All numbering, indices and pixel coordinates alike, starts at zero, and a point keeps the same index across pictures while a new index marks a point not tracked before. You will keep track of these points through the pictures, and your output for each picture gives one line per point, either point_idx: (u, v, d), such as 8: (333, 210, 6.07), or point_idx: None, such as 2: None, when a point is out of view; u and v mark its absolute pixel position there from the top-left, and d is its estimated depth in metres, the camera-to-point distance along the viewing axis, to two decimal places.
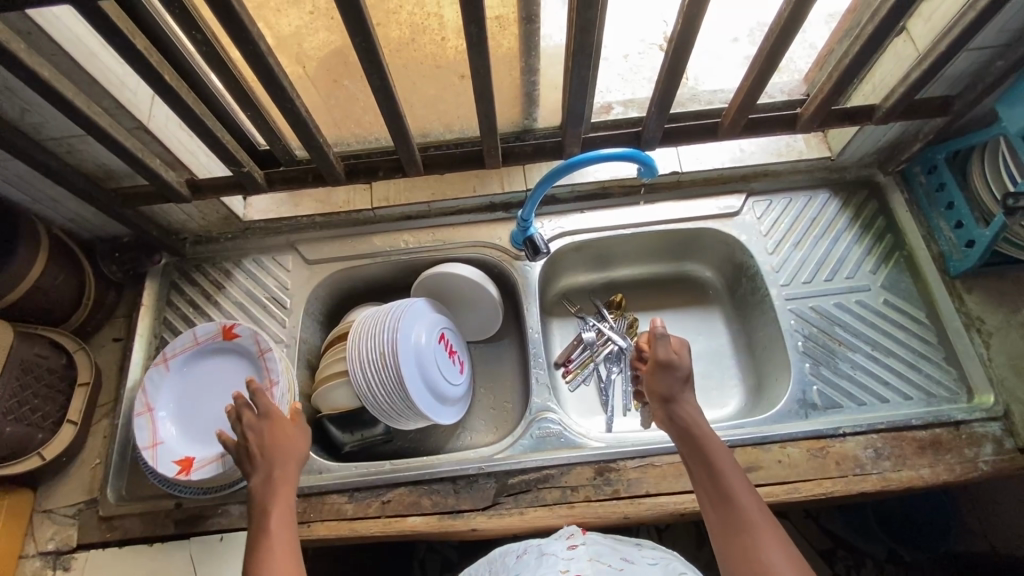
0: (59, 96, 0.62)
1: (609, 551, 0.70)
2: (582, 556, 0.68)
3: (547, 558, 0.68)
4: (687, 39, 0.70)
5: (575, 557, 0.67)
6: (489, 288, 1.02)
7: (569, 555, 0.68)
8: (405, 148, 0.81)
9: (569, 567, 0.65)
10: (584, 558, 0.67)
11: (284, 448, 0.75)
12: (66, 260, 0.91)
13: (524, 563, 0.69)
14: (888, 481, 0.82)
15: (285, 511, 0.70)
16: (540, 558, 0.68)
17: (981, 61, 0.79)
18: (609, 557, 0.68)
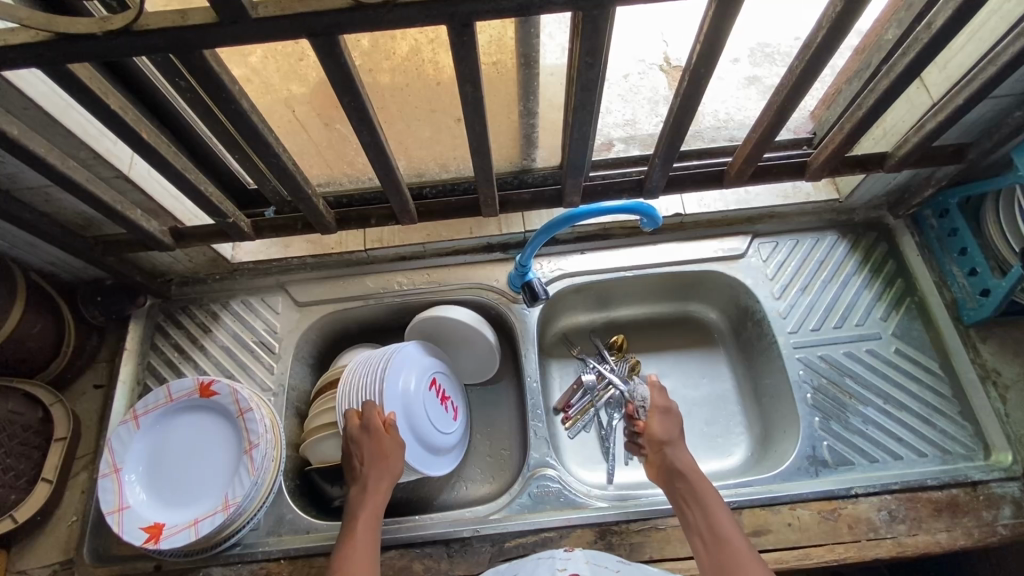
0: (31, 154, 0.59)
1: (605, 556, 0.69)
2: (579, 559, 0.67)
3: (545, 560, 0.67)
4: (693, 96, 0.67)
5: (573, 557, 0.66)
6: (485, 333, 0.98)
7: (566, 555, 0.67)
8: (398, 199, 0.77)
9: (567, 566, 0.65)
10: (582, 560, 0.66)
11: (372, 463, 0.79)
12: (46, 308, 0.87)
13: (521, 566, 0.67)
14: (903, 546, 0.79)
15: (371, 519, 0.75)
16: (538, 560, 0.67)
17: (998, 111, 0.76)
18: (606, 562, 0.67)
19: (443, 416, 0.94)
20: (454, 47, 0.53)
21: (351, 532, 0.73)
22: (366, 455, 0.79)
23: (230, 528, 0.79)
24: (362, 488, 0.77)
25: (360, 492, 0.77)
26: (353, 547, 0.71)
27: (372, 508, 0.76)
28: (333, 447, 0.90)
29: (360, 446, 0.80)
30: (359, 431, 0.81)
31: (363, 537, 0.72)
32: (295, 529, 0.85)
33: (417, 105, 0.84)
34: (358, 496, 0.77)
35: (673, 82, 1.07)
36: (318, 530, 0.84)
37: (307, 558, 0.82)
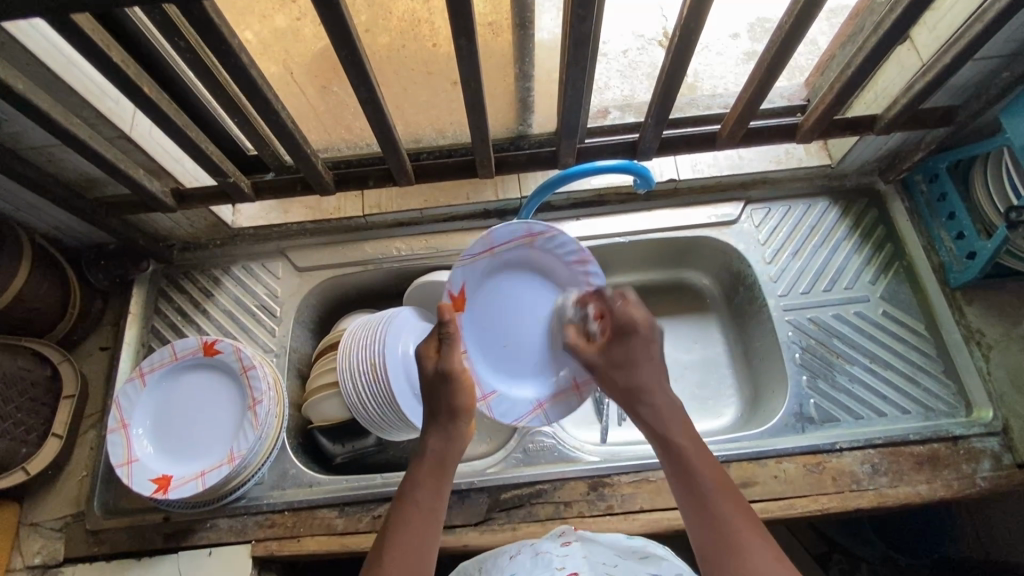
0: (34, 108, 0.60)
1: (602, 549, 0.68)
2: (577, 553, 0.67)
3: (542, 558, 0.66)
4: (686, 49, 0.68)
5: (570, 554, 0.66)
6: (498, 244, 0.82)
7: (563, 552, 0.67)
8: (395, 157, 0.79)
9: (565, 565, 0.64)
10: (580, 556, 0.66)
11: (454, 408, 0.69)
12: (52, 269, 0.89)
13: (518, 563, 0.67)
14: (885, 497, 0.81)
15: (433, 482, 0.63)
16: (535, 556, 0.67)
17: (987, 72, 0.77)
18: (604, 557, 0.67)
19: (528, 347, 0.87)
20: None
21: (416, 484, 0.63)
22: (458, 402, 0.69)
23: (235, 479, 0.82)
24: (445, 436, 0.67)
25: (444, 444, 0.67)
26: (422, 504, 0.61)
27: (450, 462, 0.66)
28: (334, 405, 0.92)
29: (450, 396, 0.69)
30: (456, 372, 0.70)
31: (437, 489, 0.63)
32: (298, 483, 0.87)
33: (414, 68, 0.84)
34: (437, 445, 0.66)
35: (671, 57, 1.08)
36: (319, 484, 0.87)
37: (310, 509, 0.85)
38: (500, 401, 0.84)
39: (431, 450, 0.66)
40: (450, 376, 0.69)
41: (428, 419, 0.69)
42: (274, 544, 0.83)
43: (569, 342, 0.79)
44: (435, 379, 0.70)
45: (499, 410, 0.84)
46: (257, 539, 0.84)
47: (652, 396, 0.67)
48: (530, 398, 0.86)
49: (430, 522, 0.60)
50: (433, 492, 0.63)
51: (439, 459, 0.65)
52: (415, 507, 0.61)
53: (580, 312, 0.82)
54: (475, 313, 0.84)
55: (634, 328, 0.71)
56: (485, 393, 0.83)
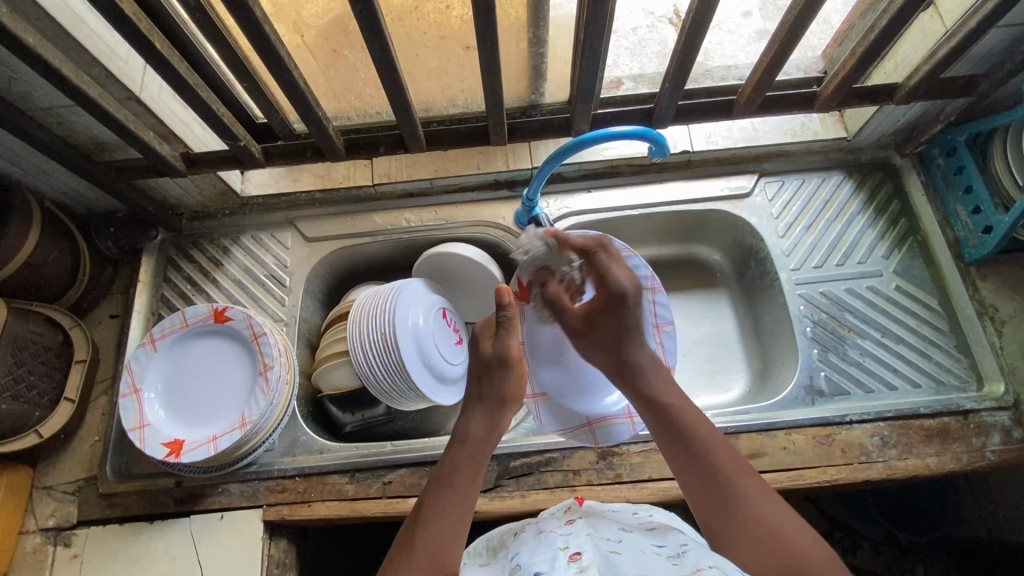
0: (45, 64, 0.59)
1: (607, 526, 0.67)
2: (580, 532, 0.65)
3: (546, 536, 0.65)
4: (707, 10, 0.66)
5: (573, 533, 0.64)
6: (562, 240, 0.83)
7: (567, 531, 0.64)
8: (406, 123, 0.81)
9: (568, 544, 0.61)
10: (584, 535, 0.63)
11: (504, 396, 0.70)
12: (61, 235, 0.89)
13: (524, 544, 0.64)
14: (894, 469, 0.82)
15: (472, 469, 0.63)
16: (538, 535, 0.65)
17: (1012, 39, 0.76)
18: (609, 534, 0.65)
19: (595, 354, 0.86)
20: None
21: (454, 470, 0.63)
22: (509, 391, 0.71)
23: (247, 444, 0.82)
24: (489, 422, 0.68)
25: (487, 430, 0.68)
26: (454, 491, 0.61)
27: (489, 448, 0.67)
28: (344, 373, 0.93)
29: (501, 382, 0.70)
30: (512, 358, 0.71)
31: (472, 476, 0.63)
32: (309, 449, 0.88)
33: (426, 32, 0.83)
34: (479, 429, 0.67)
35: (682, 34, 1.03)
36: (330, 451, 0.88)
37: (321, 475, 0.86)
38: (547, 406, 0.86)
39: (469, 436, 0.66)
40: (507, 361, 0.71)
41: (474, 402, 0.71)
42: (285, 508, 0.84)
43: (550, 295, 0.80)
44: (490, 363, 0.71)
45: (548, 414, 0.86)
46: (268, 504, 0.84)
47: (641, 368, 0.69)
48: (580, 411, 0.85)
49: (463, 511, 0.60)
50: (467, 480, 0.62)
51: (476, 445, 0.66)
52: (447, 490, 0.61)
53: (557, 259, 0.79)
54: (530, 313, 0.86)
55: (625, 301, 0.73)
56: (535, 392, 0.86)
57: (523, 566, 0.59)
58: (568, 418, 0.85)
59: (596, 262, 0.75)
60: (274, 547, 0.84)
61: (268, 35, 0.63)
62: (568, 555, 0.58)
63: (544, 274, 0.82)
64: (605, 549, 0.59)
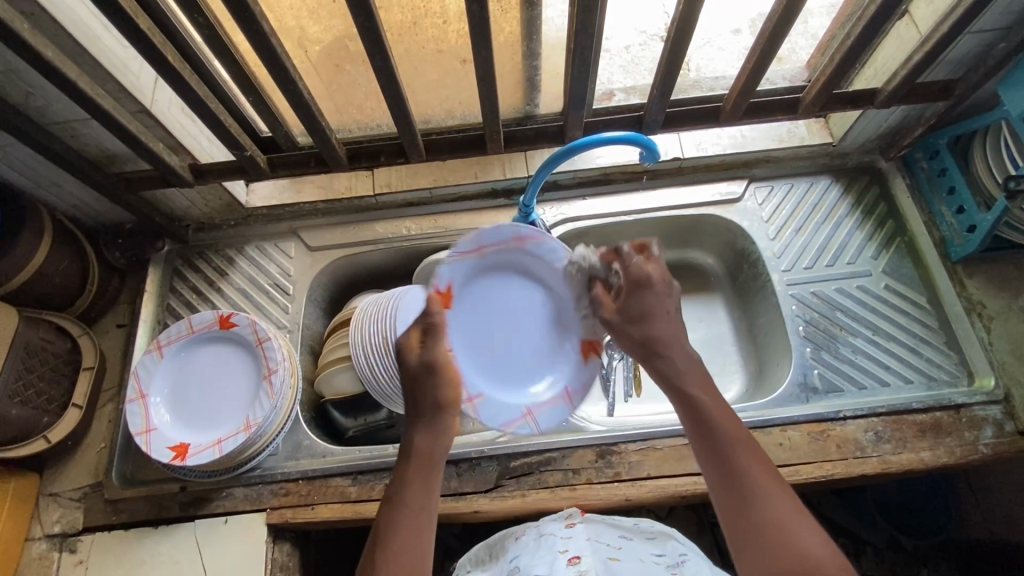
0: (62, 77, 0.63)
1: (607, 530, 0.74)
2: (581, 534, 0.72)
3: (547, 538, 0.72)
4: (690, 19, 0.70)
5: (574, 536, 0.71)
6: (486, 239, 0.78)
7: (568, 533, 0.72)
8: (407, 132, 0.84)
9: (569, 547, 0.69)
10: (583, 537, 0.71)
11: (439, 403, 0.67)
12: (71, 245, 0.91)
13: (523, 545, 0.72)
14: (888, 463, 0.83)
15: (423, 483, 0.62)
16: (540, 537, 0.72)
17: (984, 45, 0.79)
18: (609, 538, 0.72)
19: (512, 348, 0.83)
20: None
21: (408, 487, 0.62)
22: (445, 396, 0.67)
23: (251, 448, 0.84)
24: (432, 433, 0.65)
25: (432, 439, 0.65)
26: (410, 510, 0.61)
27: (437, 459, 0.64)
28: (346, 379, 0.94)
29: (435, 390, 0.66)
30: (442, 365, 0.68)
31: (428, 488, 0.62)
32: (312, 453, 0.89)
33: (424, 46, 0.86)
34: (423, 443, 0.64)
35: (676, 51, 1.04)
36: (333, 454, 0.89)
37: (324, 478, 0.87)
38: (485, 404, 0.79)
39: (421, 450, 0.64)
40: (436, 369, 0.67)
41: (412, 413, 0.67)
42: (289, 512, 0.85)
43: (596, 299, 0.75)
44: (419, 372, 0.67)
45: (485, 415, 0.79)
46: (272, 508, 0.85)
47: (669, 354, 0.66)
48: (517, 405, 0.82)
49: (422, 521, 0.60)
50: (420, 493, 0.62)
51: (426, 459, 0.64)
52: (401, 507, 0.61)
53: (607, 270, 0.76)
54: (460, 310, 0.78)
55: (641, 291, 0.70)
56: (473, 396, 0.78)
57: (524, 569, 0.68)
58: (502, 413, 0.81)
59: (626, 261, 0.72)
60: (277, 551, 0.85)
61: (274, 48, 0.66)
62: (569, 559, 0.66)
63: (593, 279, 0.78)
64: (603, 556, 0.67)
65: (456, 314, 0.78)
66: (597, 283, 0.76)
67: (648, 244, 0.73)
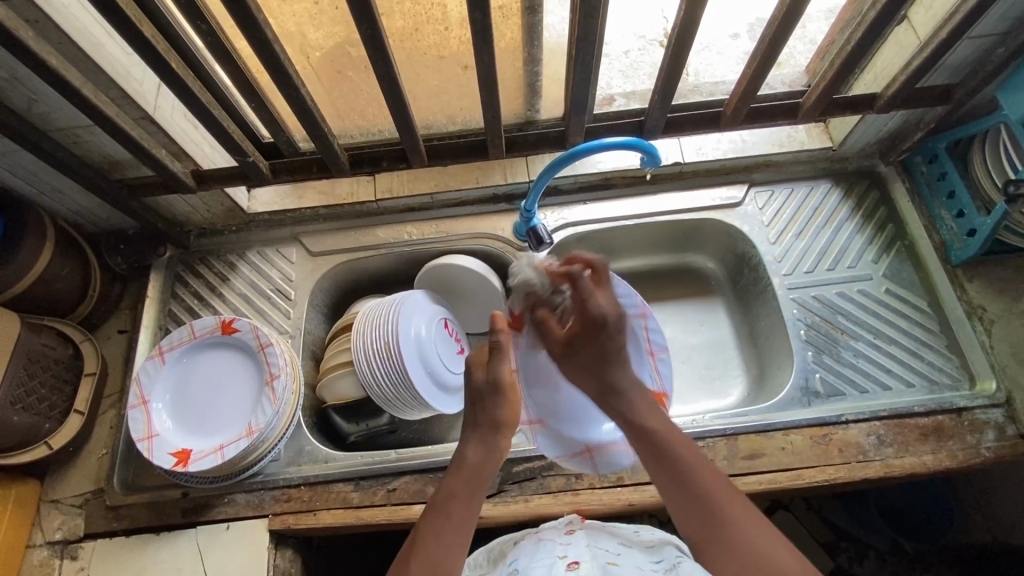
0: (66, 84, 0.63)
1: (607, 538, 0.72)
2: (579, 542, 0.71)
3: (545, 544, 0.71)
4: (690, 26, 0.71)
5: (572, 543, 0.70)
6: None
7: (566, 541, 0.71)
8: (409, 138, 0.84)
9: (567, 553, 0.68)
10: (582, 544, 0.70)
11: (497, 421, 0.71)
12: (73, 251, 0.92)
13: (522, 551, 0.71)
14: (891, 467, 0.83)
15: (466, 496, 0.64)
16: (539, 544, 0.71)
17: (983, 50, 0.80)
18: (608, 546, 0.70)
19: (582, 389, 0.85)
20: None
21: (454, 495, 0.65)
22: (502, 416, 0.71)
23: (253, 453, 0.84)
24: (485, 447, 0.69)
25: (483, 456, 0.68)
26: (454, 516, 0.63)
27: (485, 476, 0.67)
28: (348, 384, 0.94)
29: (495, 407, 0.71)
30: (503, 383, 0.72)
31: (471, 502, 0.64)
32: (314, 459, 0.89)
33: (426, 53, 0.87)
34: (474, 457, 0.68)
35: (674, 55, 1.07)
36: (334, 460, 0.89)
37: (326, 484, 0.87)
38: (545, 434, 0.85)
39: (469, 463, 0.68)
40: (499, 387, 0.71)
41: (469, 429, 0.71)
42: (291, 517, 0.85)
43: (539, 323, 0.75)
44: (483, 389, 0.72)
45: (541, 443, 0.85)
46: (274, 514, 0.85)
47: (623, 391, 0.69)
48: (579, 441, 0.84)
49: (460, 535, 0.61)
50: (463, 504, 0.64)
51: (473, 473, 0.67)
52: (444, 515, 0.63)
53: (550, 290, 0.75)
54: (531, 342, 0.83)
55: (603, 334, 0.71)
56: (530, 421, 0.84)
57: (521, 571, 0.66)
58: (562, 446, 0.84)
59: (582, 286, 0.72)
60: (279, 557, 0.85)
61: (277, 55, 0.66)
62: (567, 564, 0.65)
63: (533, 300, 0.76)
64: (602, 560, 0.65)
65: (526, 349, 0.82)
66: (548, 315, 0.75)
67: (596, 267, 0.74)
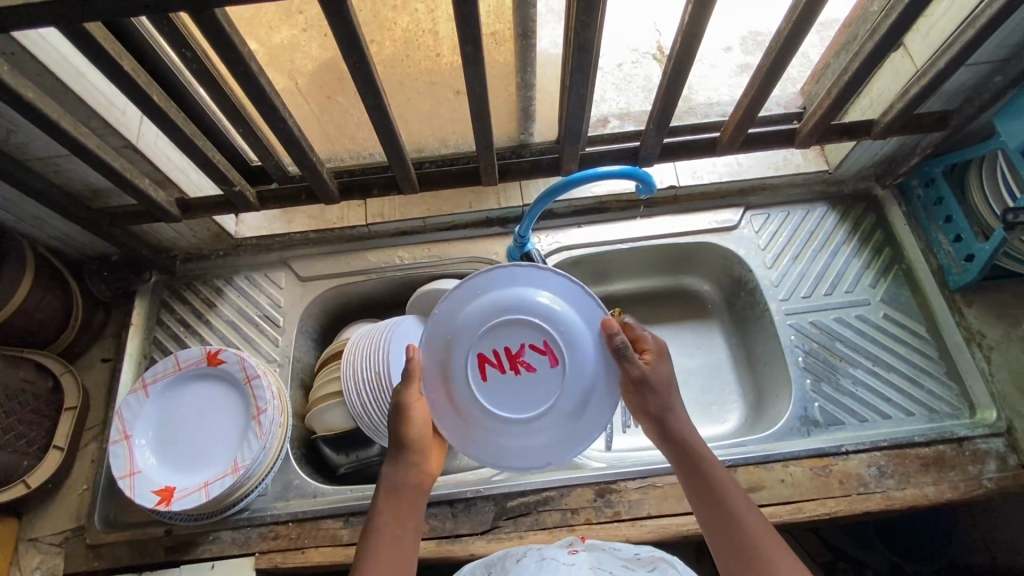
0: (43, 117, 0.61)
1: (608, 557, 0.72)
2: (582, 563, 0.71)
3: (548, 563, 0.70)
4: (687, 56, 0.69)
5: (576, 563, 0.70)
6: None
7: (570, 560, 0.71)
8: (400, 166, 0.82)
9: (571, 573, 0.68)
10: (586, 566, 0.70)
11: (405, 440, 0.67)
12: (55, 281, 0.89)
13: (523, 566, 0.70)
14: (893, 500, 0.81)
15: (398, 513, 0.64)
16: (541, 561, 0.70)
17: (980, 77, 0.79)
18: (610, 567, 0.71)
19: None
20: (457, 6, 0.58)
21: (380, 516, 0.64)
22: (410, 431, 0.67)
23: (239, 490, 0.81)
24: (401, 465, 0.66)
25: (403, 472, 0.66)
26: (382, 537, 0.62)
27: (410, 487, 0.66)
28: (338, 415, 0.92)
29: (400, 427, 0.67)
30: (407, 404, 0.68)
31: (403, 518, 0.64)
32: (302, 494, 0.87)
33: (418, 78, 0.85)
34: (392, 475, 0.66)
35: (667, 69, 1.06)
36: (323, 494, 0.86)
37: (314, 520, 0.84)
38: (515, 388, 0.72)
39: (389, 484, 0.66)
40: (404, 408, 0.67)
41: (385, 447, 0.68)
42: (278, 555, 0.82)
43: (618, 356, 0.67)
44: (389, 415, 0.68)
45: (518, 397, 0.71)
46: (261, 551, 0.83)
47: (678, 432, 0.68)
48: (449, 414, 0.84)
49: (396, 548, 0.62)
50: (394, 522, 0.64)
51: (399, 491, 0.65)
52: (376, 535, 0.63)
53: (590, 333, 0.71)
54: None
55: (651, 383, 0.67)
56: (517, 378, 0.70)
57: None
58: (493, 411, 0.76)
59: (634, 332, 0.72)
60: None
61: (263, 86, 0.64)
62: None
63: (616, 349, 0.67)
64: None
65: None
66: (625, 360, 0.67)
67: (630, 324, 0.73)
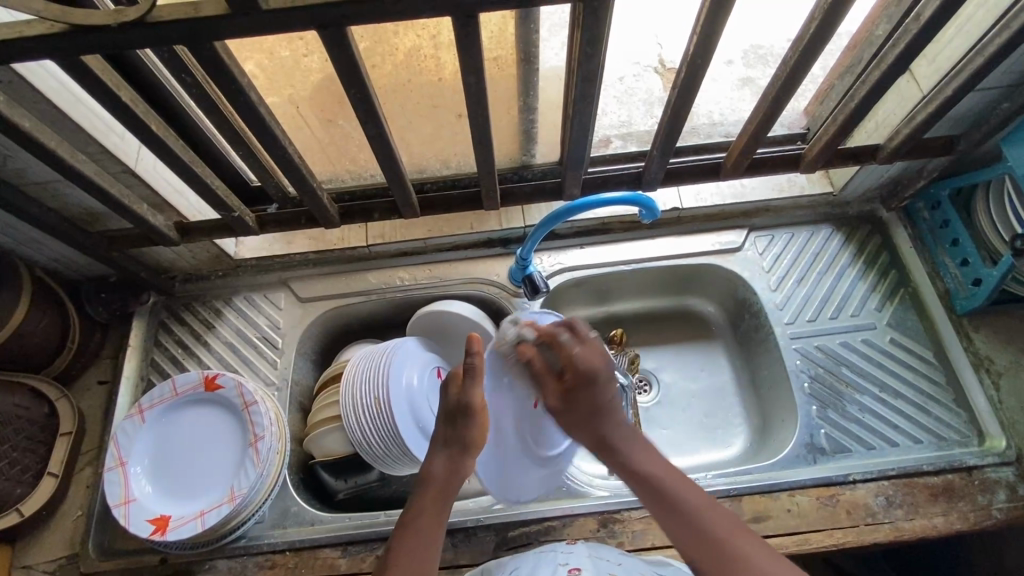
0: (40, 146, 0.60)
1: (608, 549, 0.67)
2: (581, 552, 0.65)
3: (545, 554, 0.65)
4: (691, 83, 0.69)
5: (574, 552, 0.65)
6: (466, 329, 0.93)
7: (567, 549, 0.66)
8: (400, 192, 0.81)
9: (569, 561, 0.63)
10: (584, 554, 0.64)
11: (468, 441, 0.70)
12: (52, 304, 0.88)
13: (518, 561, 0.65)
14: (901, 531, 0.80)
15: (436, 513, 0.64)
16: (538, 554, 0.65)
17: (987, 104, 0.79)
18: (610, 555, 0.65)
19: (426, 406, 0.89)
20: (459, 38, 0.58)
21: (420, 511, 0.64)
22: (469, 433, 0.70)
23: (235, 519, 0.80)
24: (454, 463, 0.69)
25: (445, 471, 0.68)
26: (422, 531, 0.62)
27: (449, 489, 0.67)
28: (338, 439, 0.91)
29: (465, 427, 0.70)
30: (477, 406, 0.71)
31: (437, 516, 0.64)
32: (300, 521, 0.85)
33: (419, 101, 0.85)
34: (443, 470, 0.68)
35: (668, 84, 1.05)
36: (321, 522, 0.85)
37: (312, 549, 0.83)
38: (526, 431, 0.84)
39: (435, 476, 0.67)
40: (471, 409, 0.70)
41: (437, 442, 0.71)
42: None
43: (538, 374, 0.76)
44: (454, 409, 0.71)
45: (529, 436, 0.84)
46: None
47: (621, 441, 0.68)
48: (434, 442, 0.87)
49: (431, 545, 0.61)
50: (432, 519, 0.63)
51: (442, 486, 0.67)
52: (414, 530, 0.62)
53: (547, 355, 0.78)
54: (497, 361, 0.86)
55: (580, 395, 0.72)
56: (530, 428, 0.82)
57: None
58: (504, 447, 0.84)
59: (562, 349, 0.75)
60: None
61: (264, 115, 0.64)
62: (568, 570, 0.60)
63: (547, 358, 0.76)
64: (605, 570, 0.60)
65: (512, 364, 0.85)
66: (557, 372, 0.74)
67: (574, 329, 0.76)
